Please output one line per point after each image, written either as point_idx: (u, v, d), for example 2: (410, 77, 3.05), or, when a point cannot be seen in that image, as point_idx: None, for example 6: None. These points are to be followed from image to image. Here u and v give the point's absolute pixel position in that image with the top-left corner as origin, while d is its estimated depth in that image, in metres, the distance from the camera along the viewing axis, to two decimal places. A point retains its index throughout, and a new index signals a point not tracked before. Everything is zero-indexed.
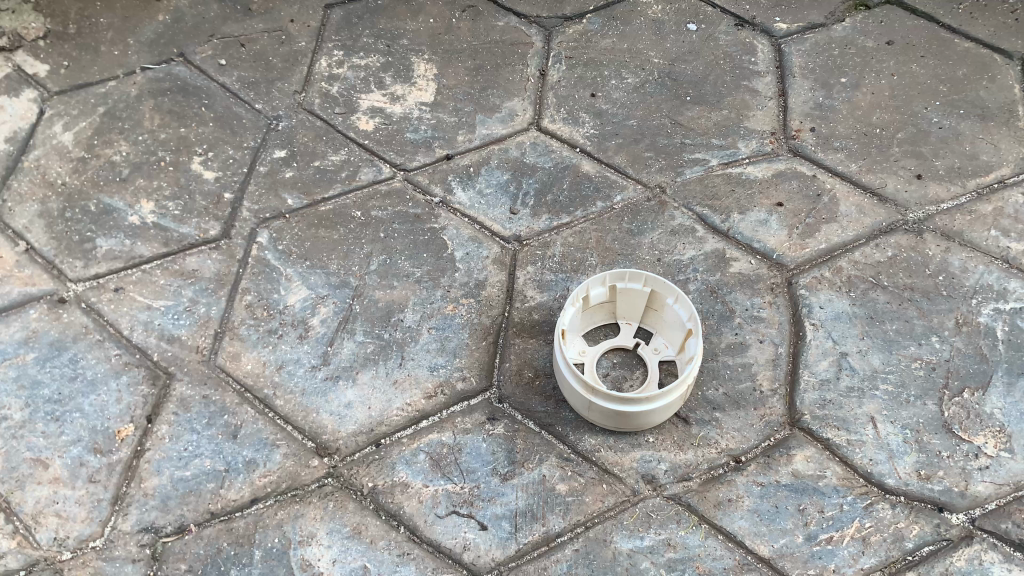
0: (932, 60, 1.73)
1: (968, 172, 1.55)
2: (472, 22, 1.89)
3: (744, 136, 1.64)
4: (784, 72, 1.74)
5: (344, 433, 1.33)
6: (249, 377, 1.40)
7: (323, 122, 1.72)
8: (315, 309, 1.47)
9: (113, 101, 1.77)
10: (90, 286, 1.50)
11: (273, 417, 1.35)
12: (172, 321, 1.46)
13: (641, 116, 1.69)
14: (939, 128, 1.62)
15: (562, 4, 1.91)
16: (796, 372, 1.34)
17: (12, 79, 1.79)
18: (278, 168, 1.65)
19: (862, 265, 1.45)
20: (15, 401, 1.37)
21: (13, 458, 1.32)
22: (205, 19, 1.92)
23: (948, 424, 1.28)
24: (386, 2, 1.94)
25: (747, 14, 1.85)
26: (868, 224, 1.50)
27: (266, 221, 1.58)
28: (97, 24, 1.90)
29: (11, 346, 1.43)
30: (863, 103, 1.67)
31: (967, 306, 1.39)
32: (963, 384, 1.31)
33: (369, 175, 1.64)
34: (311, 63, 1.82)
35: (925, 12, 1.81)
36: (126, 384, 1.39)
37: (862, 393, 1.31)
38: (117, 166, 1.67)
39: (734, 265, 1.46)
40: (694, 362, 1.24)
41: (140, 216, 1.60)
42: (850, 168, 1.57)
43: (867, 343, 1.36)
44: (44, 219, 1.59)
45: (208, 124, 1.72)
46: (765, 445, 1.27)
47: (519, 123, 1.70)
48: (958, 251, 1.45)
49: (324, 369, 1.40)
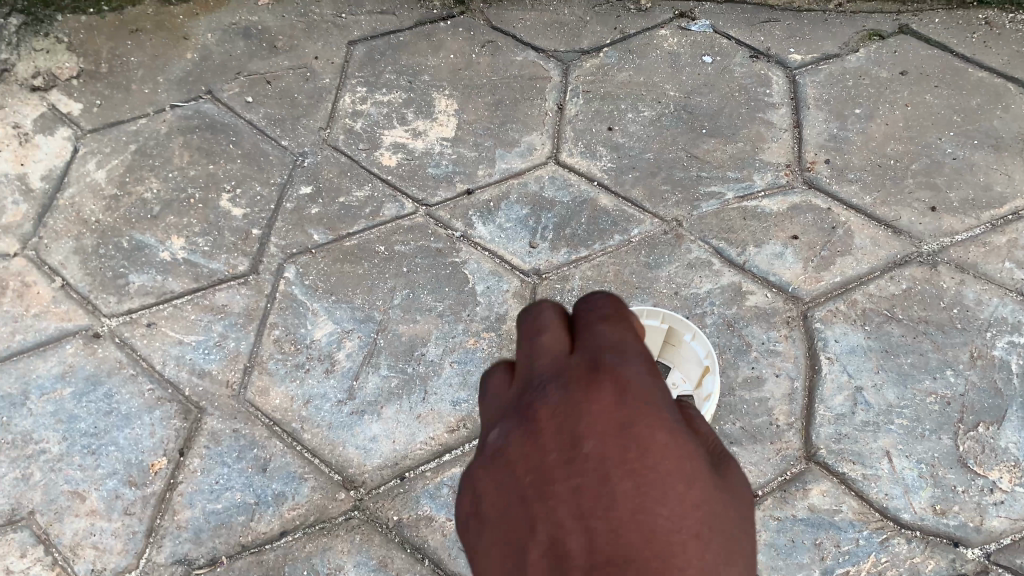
0: (946, 90, 1.75)
1: (982, 204, 1.57)
2: (491, 57, 1.93)
3: (759, 169, 1.67)
4: (799, 103, 1.76)
5: (370, 467, 1.37)
6: (277, 411, 1.44)
7: (347, 158, 1.77)
8: (340, 343, 1.51)
9: (144, 139, 1.82)
10: (123, 321, 1.56)
11: (301, 451, 1.39)
12: (203, 356, 1.51)
13: (658, 149, 1.72)
14: (953, 159, 1.64)
15: (579, 38, 1.94)
16: (813, 406, 1.36)
17: (47, 117, 1.85)
18: (304, 205, 1.70)
19: (877, 298, 1.47)
20: (54, 435, 1.43)
21: (52, 491, 1.37)
22: (232, 57, 1.98)
23: (963, 458, 1.30)
24: (407, 38, 1.99)
25: (762, 45, 1.88)
26: (882, 256, 1.52)
27: (292, 256, 1.63)
28: (128, 63, 1.96)
29: (49, 381, 1.48)
30: (878, 134, 1.70)
31: (981, 339, 1.42)
32: (977, 418, 1.34)
33: (392, 210, 1.68)
34: (335, 100, 1.87)
35: (939, 42, 1.83)
36: (159, 418, 1.44)
37: (877, 428, 1.34)
38: (149, 203, 1.72)
39: (750, 299, 1.49)
40: (711, 403, 1.25)
41: (171, 252, 1.65)
42: (865, 201, 1.60)
43: (882, 377, 1.39)
44: (79, 255, 1.65)
45: (236, 161, 1.78)
46: (782, 479, 1.30)
47: (538, 157, 1.74)
48: (972, 284, 1.48)
49: (350, 403, 1.44)
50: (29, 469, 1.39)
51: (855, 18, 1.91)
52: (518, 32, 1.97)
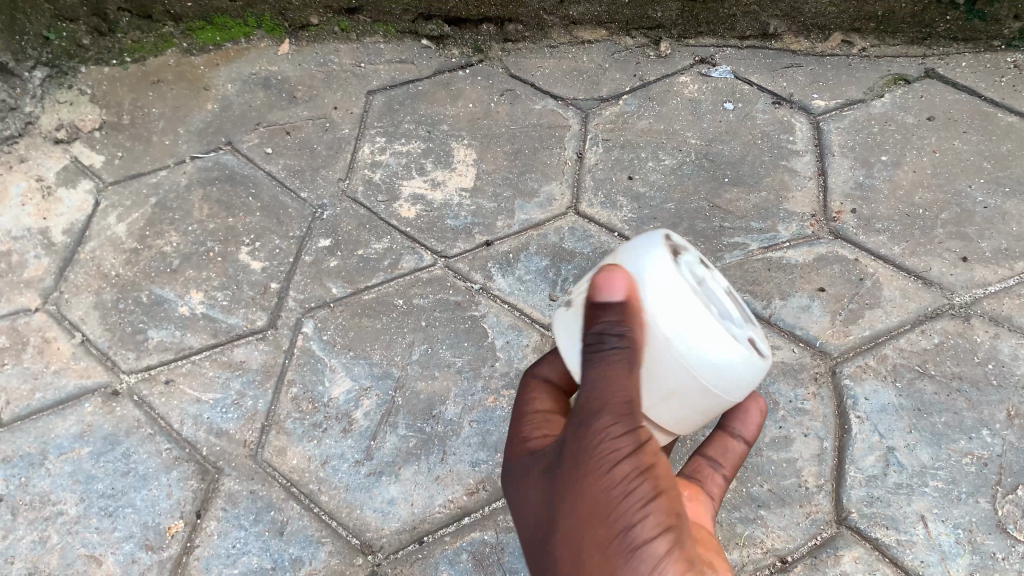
0: (976, 135, 1.73)
1: (1015, 254, 1.54)
2: (510, 106, 1.92)
3: (783, 219, 1.64)
4: (823, 151, 1.74)
5: (388, 531, 1.34)
6: (294, 472, 1.41)
7: (366, 210, 1.76)
8: (358, 401, 1.48)
9: (164, 191, 1.82)
10: (141, 378, 1.54)
11: (318, 513, 1.37)
12: (220, 415, 1.49)
13: (679, 199, 1.70)
14: (984, 207, 1.61)
15: (598, 86, 1.94)
16: (843, 467, 1.32)
17: (70, 170, 1.86)
18: (323, 258, 1.69)
19: (907, 353, 1.43)
20: (71, 495, 1.41)
21: (68, 554, 1.34)
22: (252, 107, 1.98)
23: (1003, 523, 1.25)
24: (427, 87, 1.99)
25: (784, 91, 1.87)
26: (913, 309, 1.48)
27: (311, 311, 1.61)
28: (149, 114, 1.97)
29: (67, 440, 1.47)
30: (905, 181, 1.67)
31: (1019, 396, 1.37)
32: (1016, 480, 1.29)
33: (411, 262, 1.66)
34: (354, 151, 1.87)
35: (967, 86, 1.82)
36: (176, 479, 1.42)
37: (911, 490, 1.29)
38: (168, 256, 1.72)
39: (777, 354, 1.45)
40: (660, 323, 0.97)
41: (189, 307, 1.64)
42: (893, 251, 1.57)
43: (914, 437, 1.34)
44: (98, 310, 1.64)
45: (255, 214, 1.77)
46: (811, 545, 1.25)
47: (557, 207, 1.72)
48: (1007, 337, 1.43)
49: (368, 464, 1.41)
50: (47, 531, 1.37)
51: (879, 63, 1.91)
52: (539, 80, 1.97)
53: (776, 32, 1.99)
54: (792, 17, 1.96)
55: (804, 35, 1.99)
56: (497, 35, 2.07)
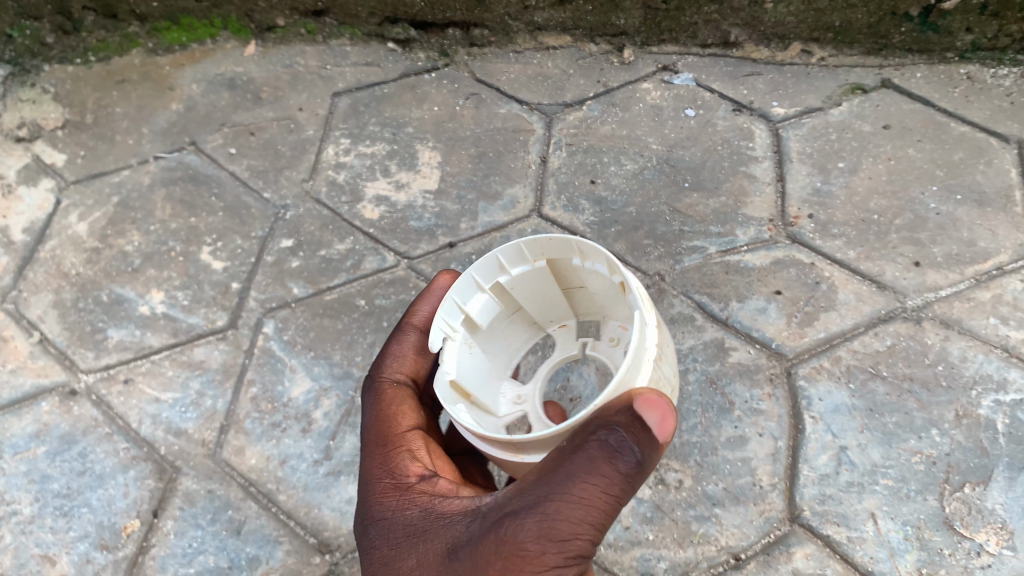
0: (929, 143, 1.77)
1: (965, 259, 1.57)
2: (475, 109, 1.94)
3: (742, 224, 1.66)
4: (782, 157, 1.77)
5: (346, 530, 1.33)
6: (253, 471, 1.41)
7: (329, 211, 1.76)
8: (318, 402, 1.48)
9: (127, 191, 1.81)
10: (100, 377, 1.53)
11: (277, 513, 1.36)
12: (179, 415, 1.48)
13: (640, 203, 1.72)
14: (936, 214, 1.65)
15: (563, 92, 1.96)
16: (796, 466, 1.34)
17: (31, 169, 1.85)
18: (285, 258, 1.69)
19: (860, 355, 1.46)
20: (26, 495, 1.41)
21: (22, 555, 1.35)
22: (217, 108, 1.98)
23: (949, 520, 1.28)
24: (392, 90, 2.00)
25: (745, 99, 1.90)
26: (866, 312, 1.51)
27: (272, 311, 1.61)
28: (113, 113, 1.96)
29: (23, 440, 1.46)
30: (860, 188, 1.71)
31: (967, 398, 1.40)
32: (963, 478, 1.32)
33: (374, 263, 1.66)
34: (319, 152, 1.87)
35: (921, 96, 1.87)
36: (133, 478, 1.41)
37: (862, 488, 1.32)
38: (129, 256, 1.71)
39: (733, 355, 1.47)
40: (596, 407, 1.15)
41: (150, 306, 1.63)
42: (848, 256, 1.60)
43: (866, 436, 1.37)
44: (57, 309, 1.63)
45: (218, 214, 1.77)
46: (765, 542, 1.27)
47: (520, 210, 1.73)
48: (957, 340, 1.46)
49: (327, 464, 1.41)
50: (1, 531, 1.37)
51: (837, 73, 1.95)
52: (504, 85, 1.99)
53: (737, 40, 2.02)
54: (753, 26, 1.99)
55: (765, 44, 2.02)
56: (463, 39, 2.09)
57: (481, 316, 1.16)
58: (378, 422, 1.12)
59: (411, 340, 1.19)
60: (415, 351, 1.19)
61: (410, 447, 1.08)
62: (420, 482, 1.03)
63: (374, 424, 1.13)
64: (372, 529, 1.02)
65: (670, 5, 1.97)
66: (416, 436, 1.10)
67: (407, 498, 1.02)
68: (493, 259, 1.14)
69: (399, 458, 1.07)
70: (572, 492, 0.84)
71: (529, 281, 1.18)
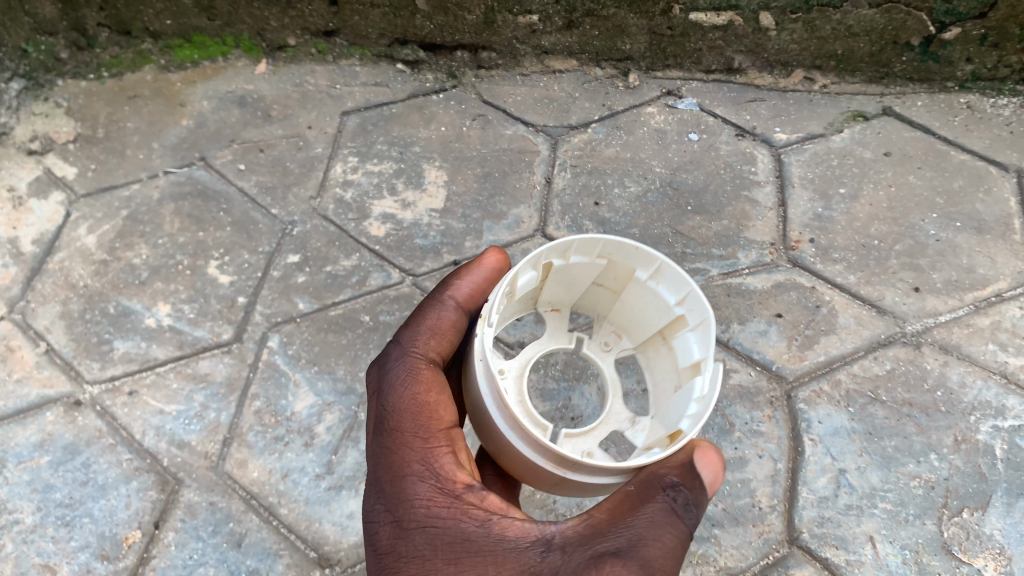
0: (929, 171, 1.79)
1: (965, 285, 1.59)
2: (482, 130, 1.96)
3: (744, 247, 1.68)
4: (784, 182, 1.79)
5: (347, 544, 1.35)
6: (254, 484, 1.41)
7: (336, 227, 1.78)
8: (321, 416, 1.49)
9: (136, 205, 1.83)
10: (105, 388, 1.54)
11: (278, 526, 1.37)
12: (183, 427, 1.49)
13: (643, 225, 1.74)
14: (936, 240, 1.67)
15: (568, 114, 1.99)
16: (795, 489, 1.35)
17: (41, 181, 1.87)
18: (291, 273, 1.70)
19: (860, 378, 1.47)
20: (28, 504, 1.41)
21: (23, 563, 1.35)
22: (227, 124, 2.01)
23: (948, 545, 1.29)
24: (400, 110, 2.02)
25: (748, 124, 1.93)
26: (866, 335, 1.52)
27: (277, 325, 1.62)
28: (124, 128, 1.99)
29: (27, 449, 1.47)
30: (861, 214, 1.73)
31: (966, 423, 1.41)
32: (961, 503, 1.32)
33: (379, 280, 1.68)
34: (326, 169, 1.90)
35: (922, 124, 1.90)
36: (136, 489, 1.42)
37: (861, 512, 1.32)
38: (137, 269, 1.72)
39: (735, 376, 1.48)
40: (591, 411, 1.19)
41: (156, 319, 1.64)
42: (848, 280, 1.61)
43: (865, 460, 1.38)
44: (64, 320, 1.64)
45: (225, 228, 1.79)
46: (764, 564, 1.27)
47: (525, 229, 1.75)
48: (956, 365, 1.48)
49: (328, 478, 1.42)
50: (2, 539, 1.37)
51: (840, 100, 1.98)
52: (511, 107, 2.02)
53: (741, 67, 2.05)
54: (756, 53, 2.02)
55: (768, 70, 2.05)
56: (471, 61, 2.12)
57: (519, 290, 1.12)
58: (410, 410, 1.03)
59: (450, 317, 1.15)
60: (452, 329, 1.14)
61: (453, 450, 1.02)
62: (469, 493, 0.98)
63: (404, 413, 1.03)
64: (418, 537, 0.95)
65: (676, 31, 2.00)
66: (456, 435, 1.04)
67: (458, 507, 0.96)
68: (566, 243, 1.11)
69: (442, 460, 1.00)
70: (652, 535, 0.86)
71: (577, 267, 1.19)
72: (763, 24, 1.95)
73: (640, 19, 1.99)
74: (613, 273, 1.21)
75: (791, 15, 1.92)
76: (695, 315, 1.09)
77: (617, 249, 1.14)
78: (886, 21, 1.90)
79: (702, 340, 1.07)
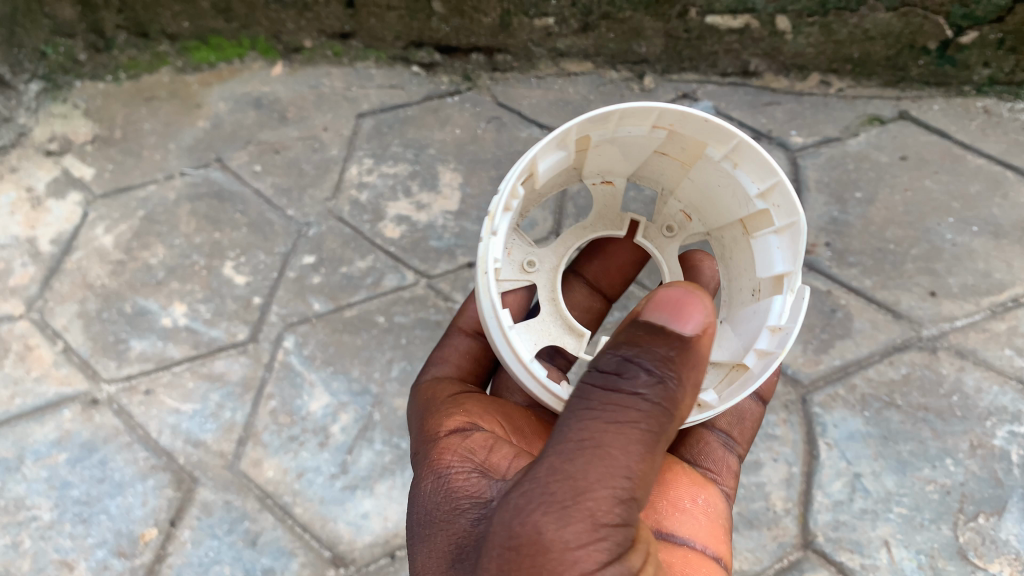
0: (946, 176, 1.79)
1: (981, 290, 1.59)
2: (496, 133, 1.97)
3: None
4: (799, 185, 1.79)
5: (361, 544, 1.35)
6: (270, 484, 1.42)
7: (351, 228, 1.78)
8: (335, 416, 1.50)
9: (152, 206, 1.85)
10: (121, 387, 1.55)
11: (292, 525, 1.38)
12: (198, 426, 1.50)
13: None
14: (952, 245, 1.66)
15: (583, 116, 1.99)
16: (810, 492, 1.34)
17: (60, 181, 1.89)
18: (307, 274, 1.71)
19: (876, 382, 1.46)
20: (46, 501, 1.43)
21: (41, 559, 1.38)
22: (243, 126, 2.02)
23: (964, 550, 1.29)
24: (416, 113, 2.03)
25: (764, 128, 1.93)
26: (882, 339, 1.52)
27: (292, 325, 1.62)
28: (141, 129, 2.00)
29: (45, 446, 1.48)
30: (877, 218, 1.72)
31: (982, 428, 1.41)
32: (976, 508, 1.33)
33: (393, 281, 1.68)
34: (342, 171, 1.90)
35: (938, 129, 1.90)
36: (152, 487, 1.43)
37: (875, 516, 1.32)
38: (153, 269, 1.73)
39: None
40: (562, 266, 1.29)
41: (172, 318, 1.65)
42: (864, 284, 1.61)
43: (880, 464, 1.37)
44: (81, 319, 1.65)
45: (241, 229, 1.79)
46: (776, 567, 1.28)
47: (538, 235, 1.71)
48: (972, 370, 1.47)
49: (343, 478, 1.42)
50: (20, 536, 1.40)
51: (856, 104, 1.98)
52: (526, 109, 2.02)
53: (757, 70, 2.06)
54: (772, 56, 2.03)
55: (784, 74, 2.06)
56: (486, 64, 2.13)
57: (547, 171, 1.03)
58: (425, 399, 1.18)
59: (460, 345, 1.31)
60: (459, 357, 1.30)
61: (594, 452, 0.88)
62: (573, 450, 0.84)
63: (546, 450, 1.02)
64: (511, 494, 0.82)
65: (692, 34, 2.02)
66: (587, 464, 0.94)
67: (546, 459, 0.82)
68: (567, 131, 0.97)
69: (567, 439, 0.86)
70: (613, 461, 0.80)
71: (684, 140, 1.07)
72: (780, 28, 1.97)
73: (656, 22, 2.01)
74: (680, 143, 1.09)
75: (808, 18, 1.94)
76: (784, 213, 1.02)
77: (680, 121, 1.03)
78: (904, 25, 1.91)
79: (717, 134, 1.03)
